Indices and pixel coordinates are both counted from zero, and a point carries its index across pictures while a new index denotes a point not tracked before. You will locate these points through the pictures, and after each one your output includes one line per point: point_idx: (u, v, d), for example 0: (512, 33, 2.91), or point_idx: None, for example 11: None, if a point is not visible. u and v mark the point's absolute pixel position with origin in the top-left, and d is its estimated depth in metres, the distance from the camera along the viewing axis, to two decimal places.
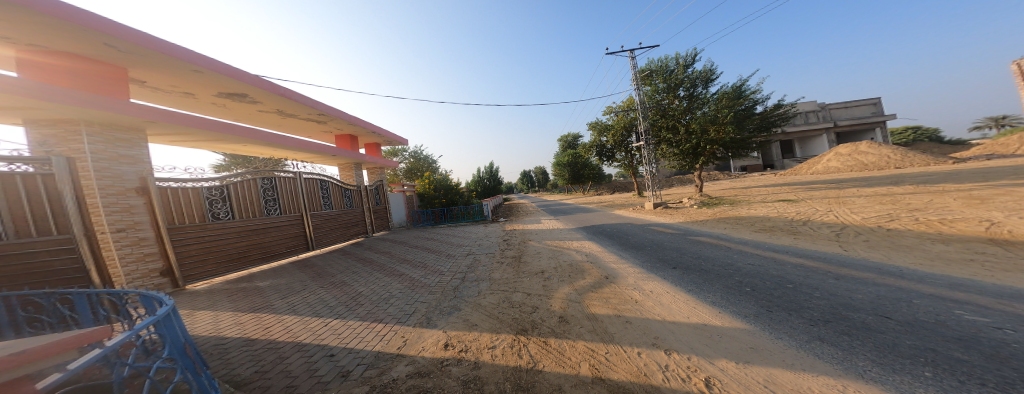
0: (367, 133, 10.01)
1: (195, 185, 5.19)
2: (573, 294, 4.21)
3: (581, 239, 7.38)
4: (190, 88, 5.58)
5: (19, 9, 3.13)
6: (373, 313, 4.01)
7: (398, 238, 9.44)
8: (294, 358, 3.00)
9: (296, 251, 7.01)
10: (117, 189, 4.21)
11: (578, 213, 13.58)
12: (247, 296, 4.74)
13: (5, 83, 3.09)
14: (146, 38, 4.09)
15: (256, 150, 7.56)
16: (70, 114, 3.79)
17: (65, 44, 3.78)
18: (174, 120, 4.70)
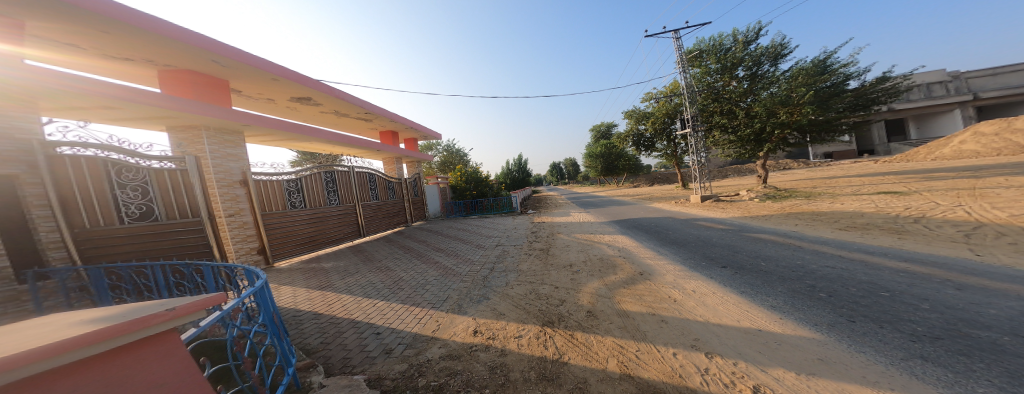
0: (406, 129, 10.93)
1: (278, 178, 6.29)
2: (603, 290, 3.99)
3: (614, 233, 6.97)
4: (271, 94, 6.79)
5: (165, 39, 4.28)
6: (412, 297, 4.36)
7: (435, 228, 10.10)
8: (349, 333, 3.43)
9: (350, 236, 8.04)
10: (226, 182, 5.32)
11: (612, 206, 12.84)
12: (315, 276, 5.57)
13: (156, 97, 4.23)
14: (240, 54, 5.14)
15: (319, 147, 8.81)
16: (195, 121, 4.97)
17: (189, 62, 4.96)
18: (262, 123, 5.78)
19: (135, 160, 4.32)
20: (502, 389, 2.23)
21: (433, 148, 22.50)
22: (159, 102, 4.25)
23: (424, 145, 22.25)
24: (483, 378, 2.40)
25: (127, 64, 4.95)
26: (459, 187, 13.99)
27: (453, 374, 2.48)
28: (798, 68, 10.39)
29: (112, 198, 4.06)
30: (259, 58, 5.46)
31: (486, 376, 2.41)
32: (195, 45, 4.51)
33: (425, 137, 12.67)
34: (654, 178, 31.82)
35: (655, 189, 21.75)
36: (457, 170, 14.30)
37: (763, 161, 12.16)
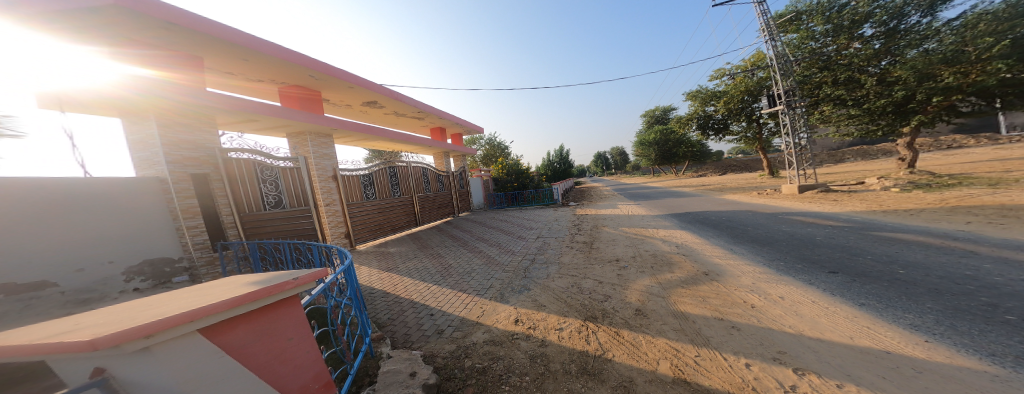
0: (452, 125, 11.56)
1: (356, 173, 7.32)
2: (657, 288, 3.59)
3: (670, 228, 6.34)
4: (347, 100, 7.90)
5: (275, 59, 5.34)
6: (459, 284, 4.63)
7: (480, 219, 10.55)
8: (409, 312, 3.80)
9: (408, 225, 8.98)
10: (323, 176, 6.43)
11: (668, 198, 11.65)
12: (382, 259, 6.34)
13: (275, 109, 5.35)
14: (325, 67, 6.08)
15: (385, 145, 9.93)
16: (302, 128, 6.18)
17: (288, 77, 6.09)
18: (345, 126, 6.78)
19: (269, 161, 5.51)
20: (542, 378, 2.20)
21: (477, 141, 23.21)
22: (276, 113, 5.33)
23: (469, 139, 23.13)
24: (523, 366, 2.40)
25: (256, 83, 6.24)
26: (501, 179, 14.37)
27: (496, 358, 2.56)
28: (976, 13, 7.75)
29: (258, 190, 5.31)
30: (340, 69, 6.38)
31: (527, 365, 2.41)
32: (296, 63, 5.54)
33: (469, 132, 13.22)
34: (728, 166, 27.66)
35: (727, 179, 18.91)
36: (500, 163, 14.62)
37: (909, 139, 9.75)
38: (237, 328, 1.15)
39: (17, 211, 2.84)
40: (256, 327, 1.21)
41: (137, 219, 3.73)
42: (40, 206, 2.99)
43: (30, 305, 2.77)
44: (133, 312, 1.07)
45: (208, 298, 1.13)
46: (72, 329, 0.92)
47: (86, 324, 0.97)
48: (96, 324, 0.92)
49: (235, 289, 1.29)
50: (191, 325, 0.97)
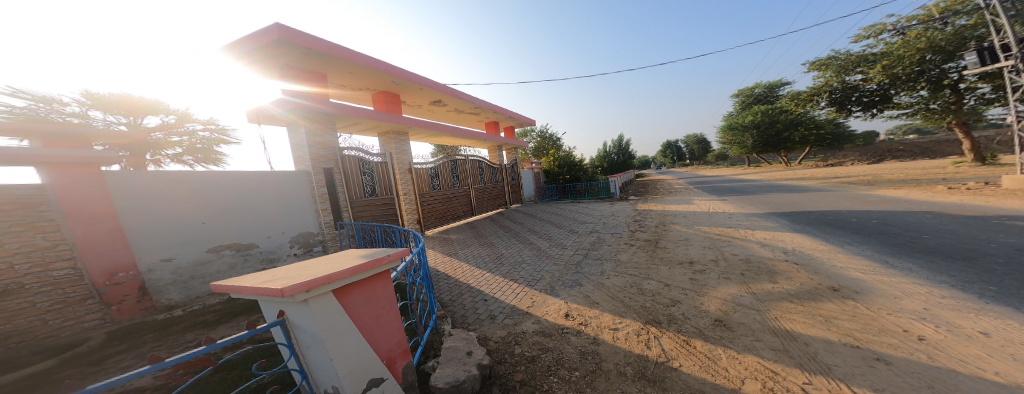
0: (505, 118, 11.78)
1: (425, 167, 8.05)
2: (749, 300, 2.96)
3: (766, 230, 5.39)
4: (417, 101, 8.68)
5: (363, 68, 6.18)
6: (511, 273, 4.76)
7: (531, 211, 10.64)
8: (467, 296, 4.07)
9: (465, 215, 9.56)
10: (401, 169, 7.18)
11: (765, 194, 9.83)
12: (444, 245, 6.91)
13: (369, 112, 6.25)
14: (401, 72, 6.79)
15: (449, 141, 10.61)
16: (386, 127, 7.03)
17: (371, 83, 6.96)
18: (418, 124, 7.46)
19: (367, 156, 6.57)
20: (592, 375, 2.14)
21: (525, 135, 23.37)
22: (369, 116, 6.18)
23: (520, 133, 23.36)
24: (574, 361, 2.36)
25: (357, 91, 7.38)
26: (553, 171, 14.18)
27: (544, 350, 2.57)
28: None
29: (359, 180, 6.30)
30: (413, 73, 7.06)
31: (577, 360, 2.38)
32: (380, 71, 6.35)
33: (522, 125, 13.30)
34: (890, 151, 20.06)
35: (872, 170, 14.40)
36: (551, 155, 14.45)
37: None
38: (351, 294, 1.52)
39: (235, 196, 4.22)
40: (363, 293, 1.59)
41: (297, 201, 5.05)
42: (245, 193, 4.35)
43: (246, 259, 4.21)
44: (298, 271, 1.48)
45: (334, 267, 1.47)
46: (270, 279, 1.33)
47: (276, 277, 1.39)
48: (282, 279, 1.28)
49: (352, 261, 1.64)
50: (327, 286, 1.32)
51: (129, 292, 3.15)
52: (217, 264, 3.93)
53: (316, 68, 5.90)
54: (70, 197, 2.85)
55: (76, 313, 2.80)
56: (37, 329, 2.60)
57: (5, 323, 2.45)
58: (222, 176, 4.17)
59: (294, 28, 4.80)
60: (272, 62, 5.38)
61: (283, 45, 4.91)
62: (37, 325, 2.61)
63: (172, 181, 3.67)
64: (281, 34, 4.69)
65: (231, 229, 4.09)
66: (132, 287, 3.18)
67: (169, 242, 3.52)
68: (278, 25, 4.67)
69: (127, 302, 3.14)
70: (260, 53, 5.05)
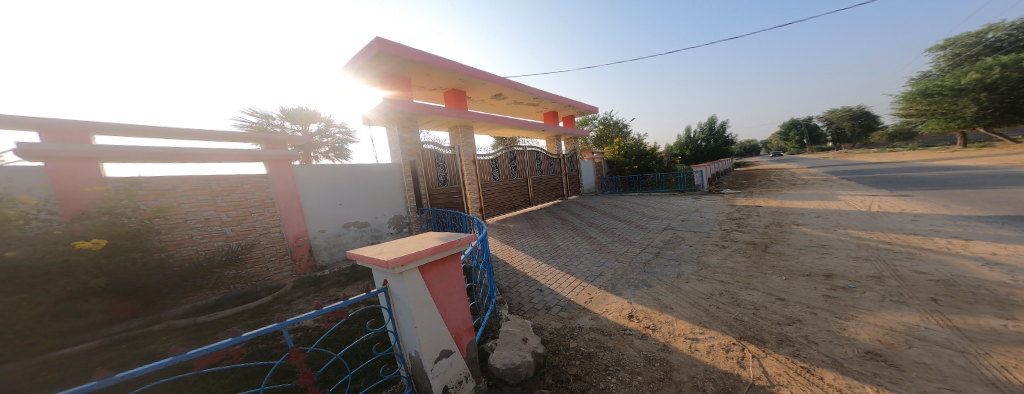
0: (564, 108, 11.43)
1: (486, 158, 8.41)
2: (948, 338, 2.01)
3: (921, 238, 4.02)
4: (480, 96, 9.06)
5: (435, 69, 6.71)
6: (568, 266, 4.65)
7: (591, 203, 10.19)
8: (523, 285, 4.13)
9: (523, 205, 9.70)
10: (466, 160, 7.67)
11: (928, 189, 7.25)
12: (502, 233, 7.18)
13: (441, 109, 6.85)
14: (466, 69, 7.16)
15: (509, 133, 10.84)
16: (454, 122, 7.52)
17: (440, 82, 7.54)
18: (481, 118, 7.78)
19: (440, 149, 7.40)
20: (661, 384, 1.96)
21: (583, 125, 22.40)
22: (440, 113, 6.80)
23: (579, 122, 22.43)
24: (639, 366, 2.18)
25: (430, 92, 8.13)
26: (617, 161, 13.33)
27: (604, 348, 2.44)
28: None
29: (434, 172, 7.31)
30: (476, 69, 7.38)
31: (642, 364, 2.20)
32: (451, 71, 6.90)
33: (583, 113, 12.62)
34: None
35: None
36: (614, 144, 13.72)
37: None
38: (431, 272, 1.83)
39: (354, 184, 5.75)
40: (440, 272, 1.87)
41: (392, 189, 6.46)
42: (361, 182, 5.89)
43: (361, 233, 5.80)
44: (395, 247, 1.90)
45: (420, 247, 1.79)
46: (380, 252, 1.81)
47: (383, 250, 1.88)
48: (387, 253, 1.71)
49: (432, 242, 1.94)
50: (414, 263, 1.67)
51: (305, 253, 4.84)
52: (347, 236, 5.55)
53: (401, 73, 6.72)
54: (279, 183, 4.63)
55: (281, 265, 4.54)
56: (264, 273, 4.34)
57: (252, 266, 4.23)
58: (349, 169, 5.72)
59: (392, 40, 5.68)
60: (372, 71, 6.44)
61: (381, 56, 5.84)
62: (264, 271, 4.34)
63: (324, 172, 5.30)
64: (381, 46, 5.60)
65: (354, 210, 5.67)
66: (305, 249, 4.86)
67: (322, 218, 5.16)
68: (378, 38, 5.58)
69: (303, 260, 4.80)
70: (366, 64, 6.14)
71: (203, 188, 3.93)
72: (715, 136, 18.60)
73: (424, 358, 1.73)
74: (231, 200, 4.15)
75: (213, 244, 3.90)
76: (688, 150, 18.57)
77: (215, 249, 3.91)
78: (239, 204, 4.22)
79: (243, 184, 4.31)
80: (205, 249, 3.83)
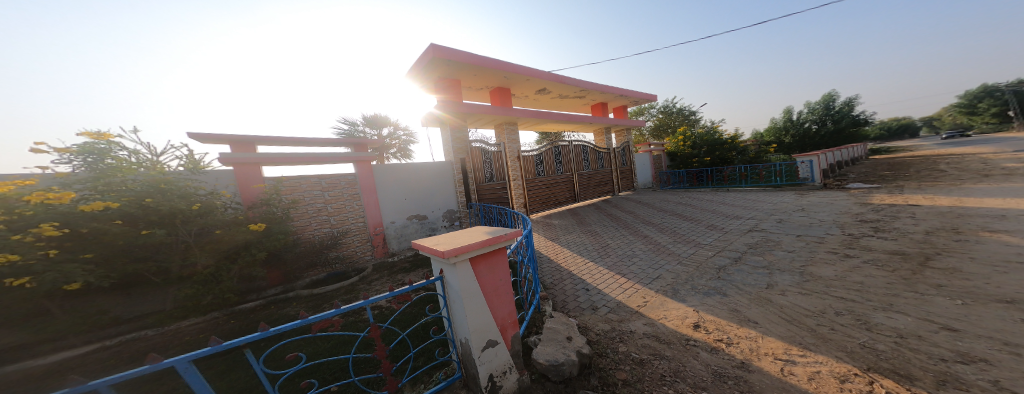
0: (615, 98, 10.75)
1: (531, 154, 8.37)
2: None
3: None
4: (524, 92, 9.03)
5: (480, 69, 6.87)
6: (618, 266, 4.38)
7: (644, 199, 9.46)
8: (568, 282, 4.02)
9: (568, 201, 9.45)
10: (512, 157, 7.72)
11: None
12: (547, 229, 7.09)
13: (487, 107, 7.01)
14: (511, 66, 7.18)
15: (555, 127, 10.60)
16: (499, 119, 7.62)
17: (486, 82, 7.70)
18: (525, 113, 7.72)
19: (487, 146, 7.57)
20: None
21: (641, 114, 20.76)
22: (486, 112, 6.94)
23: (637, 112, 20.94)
24: (706, 382, 1.89)
25: (477, 92, 8.41)
26: (681, 153, 12.07)
27: (660, 357, 2.20)
28: None
29: (481, 167, 7.45)
30: (521, 65, 7.34)
31: (708, 380, 1.91)
32: (496, 70, 7.00)
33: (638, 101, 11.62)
34: None
35: None
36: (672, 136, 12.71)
37: None
38: (481, 264, 1.87)
39: (417, 180, 6.42)
40: (489, 265, 1.90)
41: (445, 185, 6.92)
42: (422, 179, 6.52)
43: (422, 226, 6.45)
44: (449, 238, 1.98)
45: (471, 239, 1.84)
46: (436, 243, 1.91)
47: (439, 240, 1.97)
48: (442, 244, 1.80)
49: (481, 234, 1.98)
50: (467, 255, 1.72)
51: (380, 241, 5.78)
52: (410, 228, 6.27)
53: (450, 76, 7.04)
54: (364, 178, 5.62)
55: (364, 249, 5.58)
56: (356, 255, 5.47)
57: (346, 249, 5.34)
58: (414, 167, 6.44)
59: (443, 46, 5.98)
60: (427, 77, 6.91)
61: (434, 61, 6.21)
62: (356, 255, 5.46)
63: (395, 170, 6.14)
64: (433, 52, 5.94)
65: (416, 205, 6.38)
66: (380, 237, 5.77)
67: (391, 211, 5.99)
68: (433, 45, 5.94)
69: (378, 247, 5.75)
70: (421, 70, 6.60)
71: (316, 184, 5.10)
72: (831, 117, 14.61)
73: (472, 346, 1.78)
74: (334, 194, 5.27)
75: (323, 230, 5.10)
76: (787, 136, 15.09)
77: (324, 234, 5.08)
78: (339, 198, 5.32)
79: (340, 181, 5.37)
80: (319, 233, 5.06)
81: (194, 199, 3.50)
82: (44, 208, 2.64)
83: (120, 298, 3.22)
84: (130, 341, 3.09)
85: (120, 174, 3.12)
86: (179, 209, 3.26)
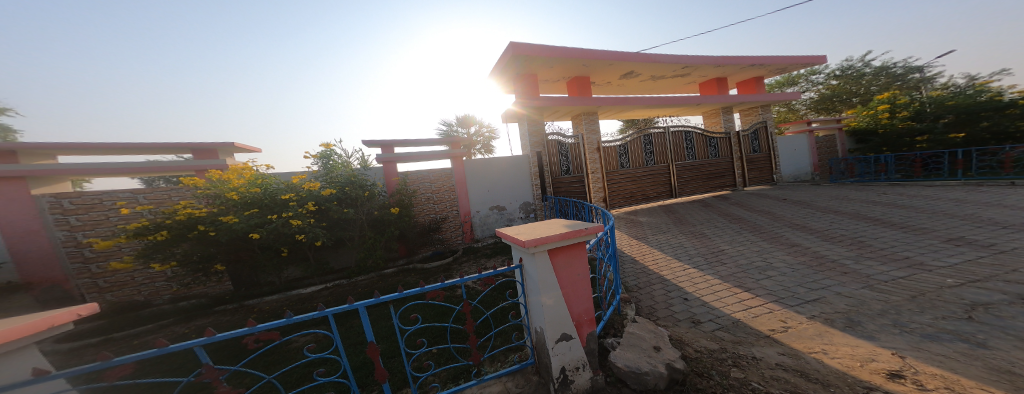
0: (727, 70, 8.87)
1: (614, 144, 7.70)
2: None
3: None
4: (608, 78, 8.39)
5: (558, 60, 6.68)
6: (738, 278, 3.54)
7: (769, 199, 7.57)
8: (658, 287, 3.55)
9: (662, 197, 8.35)
10: (590, 149, 7.38)
11: None
12: (631, 226, 6.46)
13: (565, 99, 6.82)
14: (591, 52, 6.75)
15: (644, 113, 9.47)
16: (577, 111, 7.36)
17: (565, 72, 7.45)
18: (604, 102, 7.20)
19: (564, 139, 7.34)
20: None
21: (803, 78, 15.92)
22: (563, 103, 6.78)
23: (804, 73, 16.03)
24: None
25: (556, 83, 8.22)
26: (887, 131, 8.85)
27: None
28: None
29: (557, 161, 7.32)
30: (603, 50, 6.83)
31: None
32: (576, 58, 6.69)
33: (783, 66, 9.48)
34: None
35: None
36: (866, 106, 9.66)
37: None
38: (558, 257, 1.83)
39: (500, 173, 6.80)
40: (566, 259, 1.84)
41: (523, 177, 7.06)
42: (504, 170, 6.85)
43: (501, 217, 6.83)
44: (528, 228, 2.00)
45: (550, 230, 1.81)
46: (515, 232, 1.95)
47: (518, 230, 2.01)
48: (521, 234, 1.84)
49: (560, 226, 1.94)
50: (546, 246, 1.70)
51: (467, 229, 6.37)
52: (491, 218, 6.73)
53: (529, 70, 7.06)
54: (458, 171, 6.30)
55: (455, 236, 6.29)
56: (452, 240, 6.25)
57: (446, 233, 6.18)
58: (499, 160, 6.82)
59: (522, 41, 6.04)
60: (508, 74, 7.15)
61: (513, 59, 6.33)
62: (450, 239, 6.24)
63: (483, 163, 6.65)
64: (513, 49, 6.04)
65: (497, 196, 6.75)
66: (466, 225, 6.34)
67: (476, 201, 6.52)
68: (511, 43, 6.07)
69: (464, 234, 6.36)
70: (501, 68, 6.84)
71: (428, 177, 6.07)
72: None
73: (546, 336, 1.77)
74: (437, 184, 6.12)
75: (431, 215, 6.00)
76: None
77: (428, 219, 5.96)
78: (441, 189, 6.16)
79: (444, 174, 6.21)
80: (428, 218, 5.99)
81: (369, 187, 4.98)
82: (310, 192, 4.52)
83: (334, 253, 5.21)
84: (336, 285, 4.64)
85: (336, 170, 4.79)
86: (362, 195, 4.84)
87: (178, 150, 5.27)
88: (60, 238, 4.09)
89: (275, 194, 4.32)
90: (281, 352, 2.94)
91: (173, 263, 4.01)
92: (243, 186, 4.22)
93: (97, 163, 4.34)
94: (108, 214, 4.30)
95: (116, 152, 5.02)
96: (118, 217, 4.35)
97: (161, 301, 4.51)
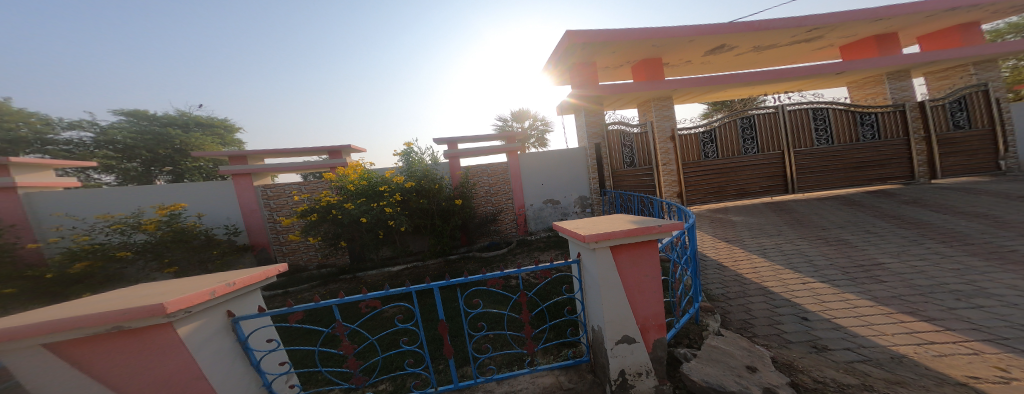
0: (869, 22, 6.91)
1: (695, 131, 6.88)
2: None
3: None
4: (688, 56, 7.55)
5: (626, 44, 6.42)
6: (908, 302, 2.56)
7: (964, 200, 5.53)
8: (758, 300, 2.96)
9: (772, 192, 7.07)
10: (662, 137, 6.78)
11: None
12: (718, 227, 5.78)
13: (633, 85, 6.48)
14: (664, 30, 6.26)
15: (736, 92, 8.10)
16: (648, 97, 6.91)
17: (636, 56, 7.09)
18: (681, 83, 6.53)
19: (629, 128, 6.89)
20: None
21: None
22: (631, 90, 6.45)
23: None
24: None
25: (619, 69, 7.84)
26: None
27: None
28: None
29: (619, 154, 7.06)
30: (680, 24, 6.26)
31: None
32: (646, 39, 6.32)
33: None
34: None
35: None
36: None
37: None
38: (622, 255, 1.89)
39: (558, 166, 7.13)
40: (630, 258, 1.89)
41: (579, 170, 7.27)
42: (559, 163, 7.13)
43: (557, 210, 7.18)
44: (593, 226, 2.12)
45: (615, 228, 1.89)
46: (580, 228, 2.10)
47: (582, 226, 2.15)
48: (585, 231, 1.99)
49: (626, 224, 1.98)
50: (609, 243, 1.79)
51: (522, 221, 6.95)
52: (546, 211, 7.13)
53: (591, 60, 7.03)
54: (513, 164, 6.84)
55: (510, 227, 6.94)
56: (507, 230, 6.94)
57: (503, 224, 6.88)
58: (553, 154, 7.08)
59: (583, 29, 6.05)
60: (570, 67, 7.23)
61: (574, 49, 6.37)
62: (506, 230, 6.92)
63: (540, 156, 7.03)
64: (574, 39, 6.08)
65: (551, 189, 7.09)
66: (522, 218, 6.90)
67: (534, 194, 7.00)
68: (568, 32, 6.14)
69: (518, 226, 6.95)
70: (562, 61, 6.99)
71: (486, 171, 6.80)
72: None
73: (606, 335, 1.88)
74: (495, 177, 6.83)
75: (488, 206, 6.82)
76: None
77: (487, 210, 6.75)
78: (500, 181, 6.84)
79: (501, 168, 6.84)
80: (487, 209, 6.80)
81: (437, 181, 5.97)
82: (397, 185, 5.70)
83: (413, 237, 6.47)
84: (414, 266, 5.79)
85: (415, 165, 5.91)
86: (435, 188, 5.85)
87: (318, 152, 7.39)
88: (267, 216, 6.42)
89: (376, 187, 5.66)
90: (380, 320, 4.03)
91: (319, 238, 5.68)
92: (358, 181, 5.68)
93: (283, 164, 6.51)
94: (288, 200, 6.49)
95: (286, 155, 7.31)
96: (293, 202, 6.52)
97: (311, 266, 6.47)
